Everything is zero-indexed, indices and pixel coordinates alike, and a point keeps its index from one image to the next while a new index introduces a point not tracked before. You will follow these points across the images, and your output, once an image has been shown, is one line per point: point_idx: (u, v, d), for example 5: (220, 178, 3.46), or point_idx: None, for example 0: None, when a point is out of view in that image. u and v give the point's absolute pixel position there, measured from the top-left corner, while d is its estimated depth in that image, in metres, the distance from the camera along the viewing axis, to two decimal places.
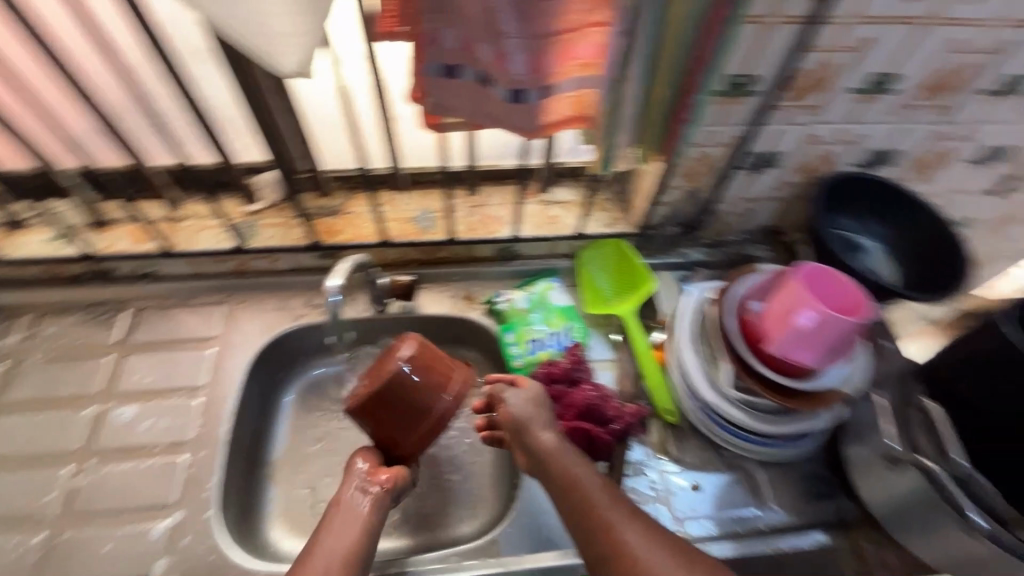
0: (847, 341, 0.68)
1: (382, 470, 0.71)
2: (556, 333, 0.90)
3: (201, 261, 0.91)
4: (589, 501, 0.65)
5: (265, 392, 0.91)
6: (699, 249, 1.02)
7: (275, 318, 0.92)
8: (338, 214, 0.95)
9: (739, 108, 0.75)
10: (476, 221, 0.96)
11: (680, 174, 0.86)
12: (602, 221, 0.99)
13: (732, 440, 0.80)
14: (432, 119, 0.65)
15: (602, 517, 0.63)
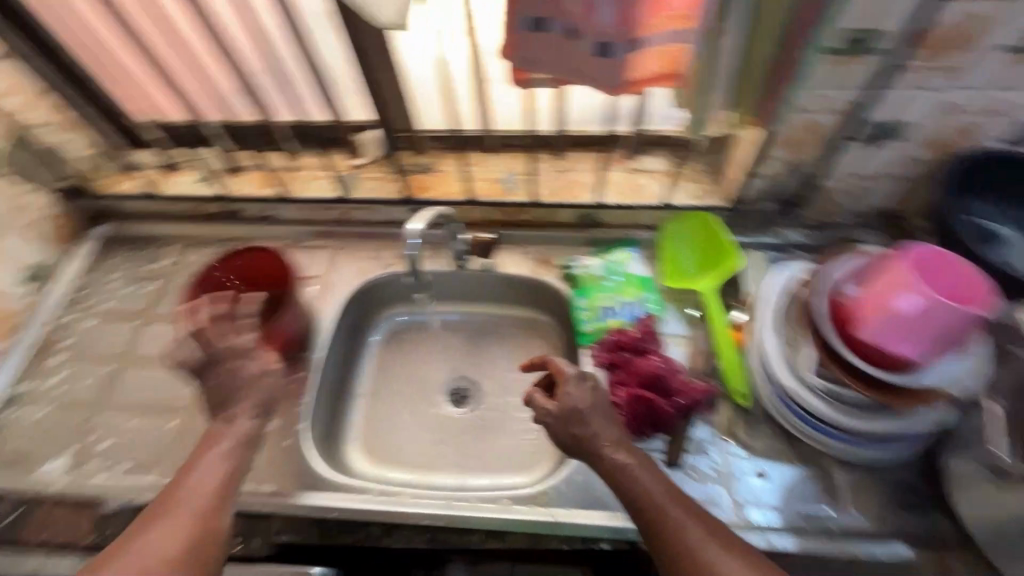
0: (958, 334, 0.61)
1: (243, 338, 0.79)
2: (629, 303, 0.89)
3: (311, 207, 1.02)
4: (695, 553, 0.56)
5: (355, 329, 1.01)
6: (799, 230, 0.94)
7: (368, 265, 1.01)
8: (431, 172, 1.01)
9: (857, 69, 0.68)
10: (559, 185, 0.97)
11: (780, 144, 0.79)
12: (691, 192, 0.94)
13: (810, 434, 0.75)
14: (519, 74, 0.67)
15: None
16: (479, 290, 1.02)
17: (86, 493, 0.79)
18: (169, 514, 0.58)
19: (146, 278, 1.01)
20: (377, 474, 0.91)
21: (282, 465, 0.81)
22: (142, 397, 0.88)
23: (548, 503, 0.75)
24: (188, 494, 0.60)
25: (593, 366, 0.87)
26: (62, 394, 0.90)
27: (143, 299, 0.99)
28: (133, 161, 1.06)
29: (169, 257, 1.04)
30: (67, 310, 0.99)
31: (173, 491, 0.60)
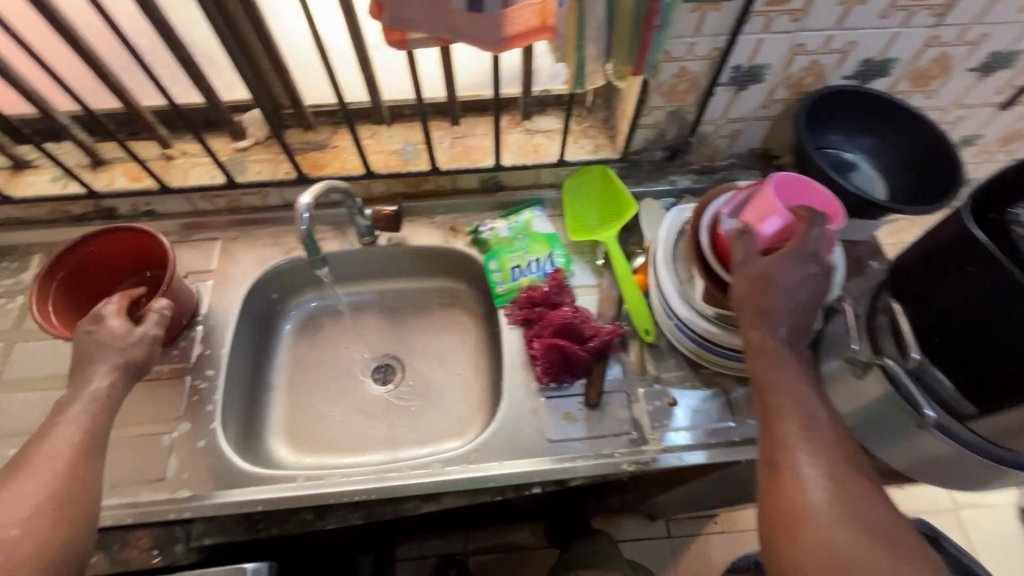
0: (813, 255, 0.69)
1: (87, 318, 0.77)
2: (539, 260, 0.91)
3: (195, 196, 0.94)
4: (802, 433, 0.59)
5: (263, 321, 0.96)
6: (687, 176, 1.01)
7: (269, 253, 0.96)
8: (323, 148, 0.96)
9: (716, 16, 0.73)
10: (458, 151, 0.96)
11: (658, 93, 0.84)
12: (586, 147, 0.97)
13: (709, 358, 0.82)
14: (394, 35, 0.65)
15: (785, 449, 0.58)
16: (390, 265, 1.01)
17: None
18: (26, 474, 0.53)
19: (8, 294, 0.90)
20: (307, 462, 0.89)
21: (198, 469, 0.76)
22: (21, 423, 0.79)
23: (479, 459, 0.77)
24: (50, 451, 0.55)
25: (510, 324, 0.89)
26: None
27: (7, 318, 0.88)
28: None
29: (33, 268, 0.93)
30: None
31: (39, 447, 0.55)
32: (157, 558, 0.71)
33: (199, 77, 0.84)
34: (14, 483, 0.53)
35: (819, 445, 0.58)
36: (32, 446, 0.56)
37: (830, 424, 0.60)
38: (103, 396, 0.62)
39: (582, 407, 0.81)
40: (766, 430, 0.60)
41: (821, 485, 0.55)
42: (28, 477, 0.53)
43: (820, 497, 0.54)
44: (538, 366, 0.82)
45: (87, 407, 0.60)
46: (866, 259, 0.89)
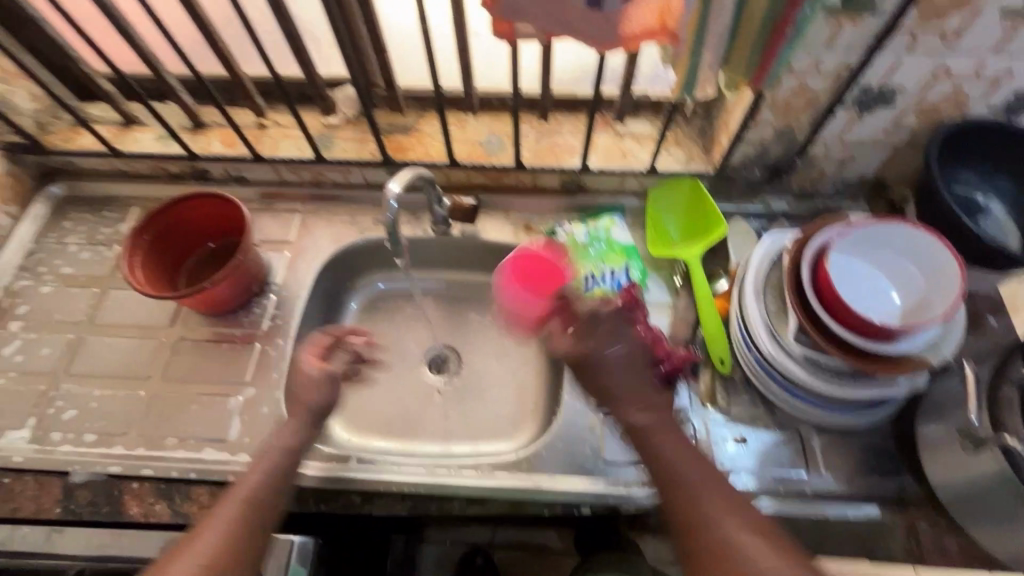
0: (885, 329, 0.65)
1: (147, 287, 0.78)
2: (615, 271, 0.88)
3: (282, 168, 0.96)
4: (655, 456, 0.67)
5: (331, 297, 0.98)
6: (784, 198, 0.93)
7: (345, 231, 0.97)
8: (409, 132, 0.96)
9: (854, 30, 0.66)
10: (543, 148, 0.93)
11: (770, 108, 0.77)
12: (678, 157, 0.92)
13: (788, 400, 0.77)
14: (503, 26, 0.63)
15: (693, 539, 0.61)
16: (460, 257, 0.99)
17: (49, 466, 0.75)
18: (216, 519, 0.60)
19: (107, 242, 0.96)
20: (358, 441, 0.90)
21: (258, 435, 0.79)
22: (107, 366, 0.84)
23: (530, 469, 0.75)
24: (236, 500, 0.61)
25: None
26: (20, 364, 0.85)
27: (104, 264, 0.94)
28: (87, 116, 0.99)
29: (131, 219, 0.98)
30: (22, 276, 0.93)
31: (234, 492, 0.62)
32: (213, 516, 0.73)
33: (302, 51, 0.84)
34: (206, 528, 0.59)
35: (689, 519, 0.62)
36: (230, 491, 0.63)
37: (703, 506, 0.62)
38: (286, 456, 0.68)
39: None
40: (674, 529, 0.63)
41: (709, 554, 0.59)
42: (218, 523, 0.59)
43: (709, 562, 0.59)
44: None
45: (273, 460, 0.67)
46: (983, 314, 0.79)
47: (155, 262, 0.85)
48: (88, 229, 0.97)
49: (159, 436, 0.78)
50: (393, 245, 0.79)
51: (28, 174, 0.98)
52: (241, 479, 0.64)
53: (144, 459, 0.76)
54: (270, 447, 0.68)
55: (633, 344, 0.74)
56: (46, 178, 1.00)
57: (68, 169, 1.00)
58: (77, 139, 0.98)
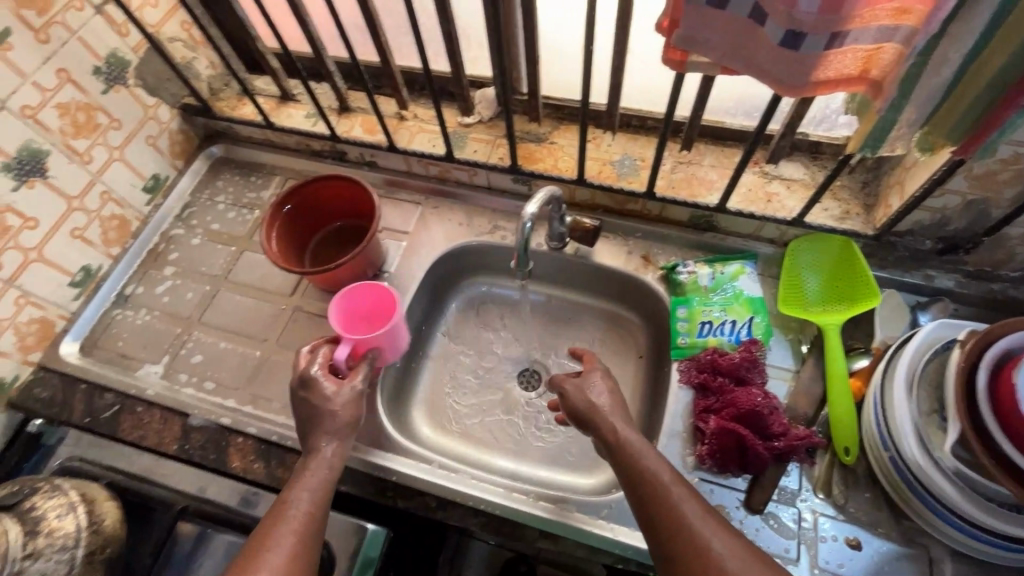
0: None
1: (278, 261, 0.83)
2: (735, 324, 0.81)
3: (413, 160, 0.98)
4: (675, 518, 0.55)
5: (436, 293, 0.99)
6: (953, 276, 0.81)
7: (460, 231, 0.98)
8: (541, 142, 0.94)
9: None
10: (678, 178, 0.88)
11: (963, 177, 0.67)
12: (832, 211, 0.82)
13: (924, 513, 0.66)
14: (677, 54, 0.58)
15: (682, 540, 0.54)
16: (567, 275, 0.97)
17: (174, 405, 0.84)
18: (284, 524, 0.59)
19: (249, 206, 1.04)
20: (453, 448, 0.89)
21: None
22: (233, 320, 0.92)
23: (612, 518, 0.72)
24: (301, 503, 0.61)
25: (681, 383, 0.80)
26: (165, 305, 0.94)
27: (245, 226, 1.02)
28: (252, 87, 1.07)
29: (272, 187, 1.06)
30: (176, 224, 1.03)
31: (295, 488, 0.62)
32: None
33: (453, 50, 0.83)
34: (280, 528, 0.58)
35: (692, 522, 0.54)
36: (293, 488, 0.62)
37: (709, 517, 0.55)
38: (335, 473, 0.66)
39: (739, 507, 0.71)
40: (666, 516, 0.56)
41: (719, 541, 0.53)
42: (289, 525, 0.59)
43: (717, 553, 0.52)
44: (704, 444, 0.73)
45: (319, 479, 0.64)
46: None
47: (288, 236, 0.90)
48: (236, 190, 1.06)
49: (266, 398, 0.84)
50: (517, 263, 0.76)
51: (197, 133, 1.09)
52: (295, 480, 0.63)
53: (251, 417, 0.82)
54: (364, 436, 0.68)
55: (730, 410, 0.73)
56: (209, 139, 1.10)
57: (228, 133, 1.09)
58: (240, 108, 1.06)
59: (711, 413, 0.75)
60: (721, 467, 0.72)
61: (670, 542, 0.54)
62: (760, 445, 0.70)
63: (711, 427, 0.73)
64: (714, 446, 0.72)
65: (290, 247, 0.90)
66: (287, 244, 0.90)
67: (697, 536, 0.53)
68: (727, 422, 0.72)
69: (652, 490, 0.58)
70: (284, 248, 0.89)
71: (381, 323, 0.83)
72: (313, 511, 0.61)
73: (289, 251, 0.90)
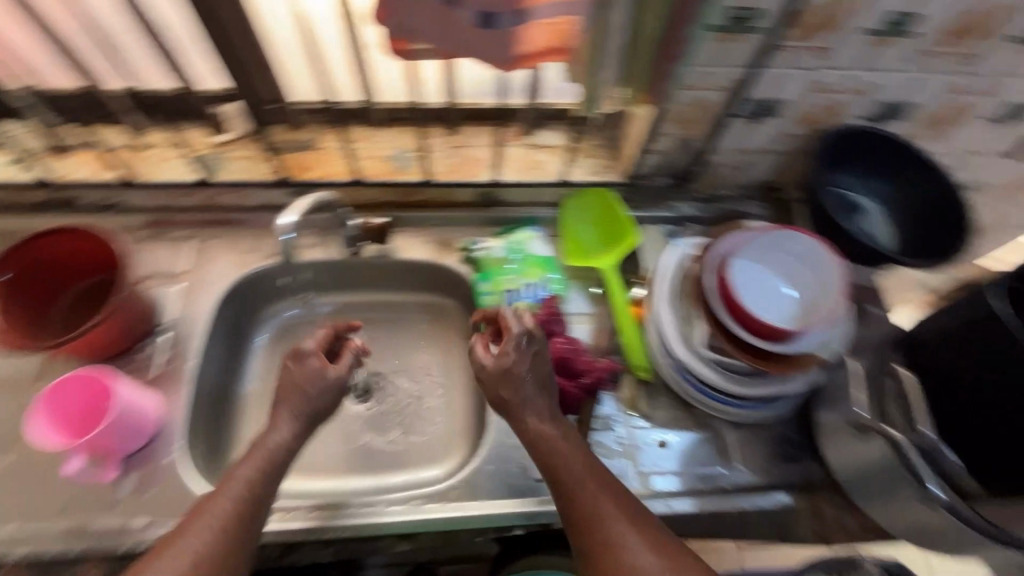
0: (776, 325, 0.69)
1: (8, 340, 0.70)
2: (533, 285, 0.88)
3: (167, 193, 0.87)
4: (601, 526, 0.59)
5: (235, 330, 0.90)
6: (691, 203, 0.97)
7: (245, 258, 0.89)
8: (310, 149, 0.90)
9: (741, 47, 0.68)
10: (455, 162, 0.91)
11: (669, 121, 0.80)
12: (589, 168, 0.93)
13: (705, 400, 0.79)
14: (396, 43, 0.60)
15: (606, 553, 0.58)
16: (375, 277, 0.95)
17: None
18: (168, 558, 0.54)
19: None
20: (294, 486, 0.84)
21: (160, 489, 0.72)
22: None
23: (460, 497, 0.74)
24: (223, 501, 0.58)
25: None
26: None
27: None
28: None
29: None
30: None
31: (228, 483, 0.59)
32: None
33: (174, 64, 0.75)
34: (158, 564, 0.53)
35: (617, 530, 0.59)
36: (223, 484, 0.59)
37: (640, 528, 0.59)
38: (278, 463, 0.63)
39: None
40: (583, 524, 0.60)
41: (641, 552, 0.57)
42: (202, 525, 0.56)
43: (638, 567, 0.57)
44: None
45: (223, 510, 0.57)
46: None
47: (19, 310, 0.75)
48: None
49: (35, 509, 0.69)
50: None
51: None
52: (233, 471, 0.60)
53: (16, 539, 0.67)
54: (263, 449, 0.63)
55: None
56: None
57: None
58: None
59: None
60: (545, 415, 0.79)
61: (592, 548, 0.59)
62: (571, 386, 0.78)
63: None
64: None
65: (25, 325, 0.75)
66: (21, 320, 0.75)
67: (620, 546, 0.58)
68: None
69: (567, 491, 0.62)
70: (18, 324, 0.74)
71: (97, 409, 0.71)
72: (237, 506, 0.58)
73: (23, 328, 0.75)
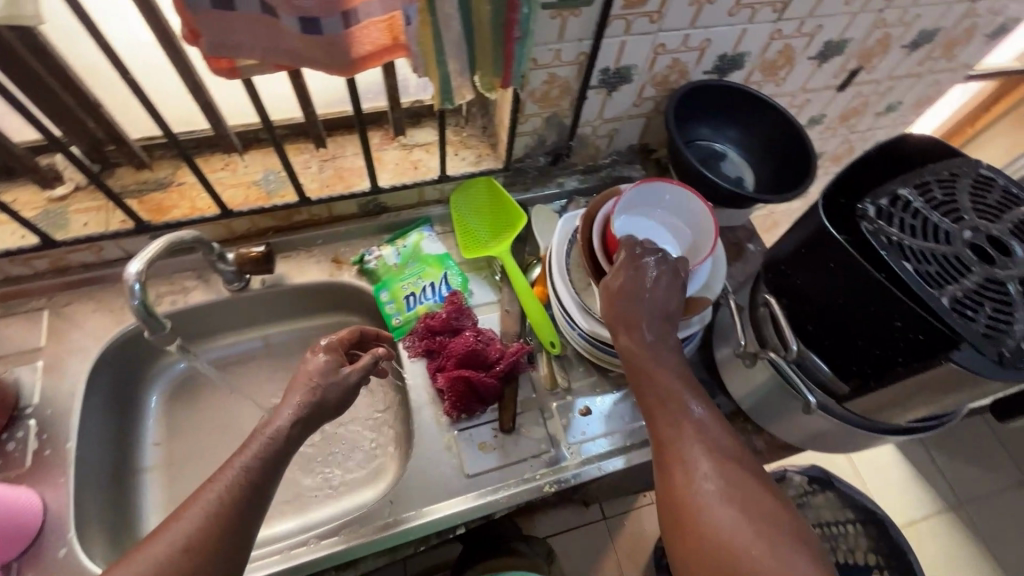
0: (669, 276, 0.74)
1: None
2: (434, 284, 0.87)
3: (2, 264, 0.77)
4: (670, 446, 0.57)
5: (121, 397, 0.82)
6: (574, 177, 1.00)
7: (115, 317, 0.81)
8: (167, 187, 0.83)
9: (577, 21, 0.71)
10: (329, 175, 0.88)
11: (531, 101, 0.81)
12: (468, 159, 0.93)
13: (614, 362, 0.82)
14: (221, 63, 0.56)
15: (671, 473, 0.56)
16: (270, 310, 0.90)
17: None
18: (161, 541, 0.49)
19: None
20: None
21: None
22: None
23: (396, 510, 0.72)
24: (220, 488, 0.53)
25: (411, 357, 0.84)
26: None
27: None
28: None
29: None
30: None
31: (216, 478, 0.54)
32: None
33: None
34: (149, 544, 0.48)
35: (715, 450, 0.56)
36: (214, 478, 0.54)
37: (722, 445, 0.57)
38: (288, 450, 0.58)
39: (497, 434, 0.79)
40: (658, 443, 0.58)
41: (708, 472, 0.54)
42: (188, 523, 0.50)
43: (703, 491, 0.54)
44: (447, 400, 0.78)
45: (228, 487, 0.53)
46: (744, 242, 0.94)
47: None
48: None
49: None
50: (152, 328, 0.67)
51: None
52: (225, 462, 0.55)
53: None
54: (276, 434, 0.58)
55: (453, 361, 0.79)
56: None
57: None
58: None
59: (441, 371, 0.80)
60: (466, 411, 0.78)
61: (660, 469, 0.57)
62: (485, 375, 0.78)
63: (444, 383, 0.78)
64: (451, 398, 0.78)
65: None
66: None
67: (682, 469, 0.56)
68: (452, 374, 0.78)
69: (660, 403, 0.61)
70: None
71: None
72: (229, 495, 0.52)
73: None
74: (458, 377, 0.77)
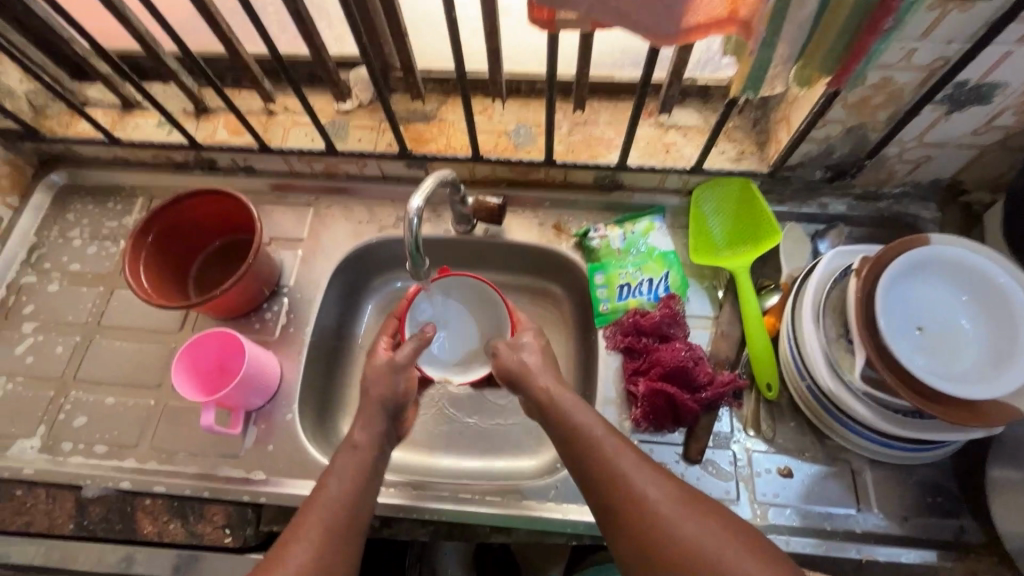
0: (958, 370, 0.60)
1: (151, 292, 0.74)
2: (652, 282, 0.81)
3: (293, 159, 0.89)
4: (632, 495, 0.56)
5: (348, 298, 0.92)
6: (845, 200, 0.83)
7: (361, 227, 0.90)
8: (429, 120, 0.87)
9: (960, 18, 0.56)
10: (577, 140, 0.84)
11: (841, 106, 0.68)
12: (728, 154, 0.82)
13: (843, 432, 0.70)
14: (541, 12, 0.53)
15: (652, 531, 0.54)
16: (483, 257, 0.92)
17: (61, 479, 0.74)
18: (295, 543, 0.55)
19: (113, 238, 0.91)
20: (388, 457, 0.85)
21: (277, 447, 0.76)
22: (117, 372, 0.81)
23: (560, 498, 0.71)
24: (326, 491, 0.60)
25: (609, 349, 0.80)
26: (30, 367, 0.82)
27: (112, 262, 0.89)
28: (84, 98, 0.92)
29: (136, 212, 0.92)
30: (26, 271, 0.89)
31: (313, 501, 0.59)
32: (228, 538, 0.71)
33: (311, 31, 0.74)
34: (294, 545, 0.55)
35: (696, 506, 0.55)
36: (311, 501, 0.60)
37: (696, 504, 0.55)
38: (373, 462, 0.64)
39: (679, 461, 0.72)
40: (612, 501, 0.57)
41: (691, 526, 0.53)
42: (303, 543, 0.56)
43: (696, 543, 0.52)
44: (637, 407, 0.74)
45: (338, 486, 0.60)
46: None
47: (162, 266, 0.80)
48: (92, 222, 0.92)
49: (172, 451, 0.76)
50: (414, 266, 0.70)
51: (27, 162, 0.92)
52: (313, 493, 0.60)
53: (156, 475, 0.74)
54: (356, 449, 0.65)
55: (654, 372, 0.74)
56: (46, 166, 0.94)
57: (70, 157, 0.94)
58: (76, 125, 0.90)
59: (639, 377, 0.75)
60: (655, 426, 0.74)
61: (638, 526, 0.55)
62: (686, 399, 0.71)
63: (639, 391, 0.73)
64: (643, 408, 0.73)
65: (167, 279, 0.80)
66: (163, 275, 0.80)
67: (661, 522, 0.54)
68: (651, 385, 0.73)
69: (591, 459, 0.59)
70: (162, 279, 0.80)
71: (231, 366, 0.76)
72: (332, 511, 0.58)
73: (166, 282, 0.80)
74: (658, 390, 0.72)
